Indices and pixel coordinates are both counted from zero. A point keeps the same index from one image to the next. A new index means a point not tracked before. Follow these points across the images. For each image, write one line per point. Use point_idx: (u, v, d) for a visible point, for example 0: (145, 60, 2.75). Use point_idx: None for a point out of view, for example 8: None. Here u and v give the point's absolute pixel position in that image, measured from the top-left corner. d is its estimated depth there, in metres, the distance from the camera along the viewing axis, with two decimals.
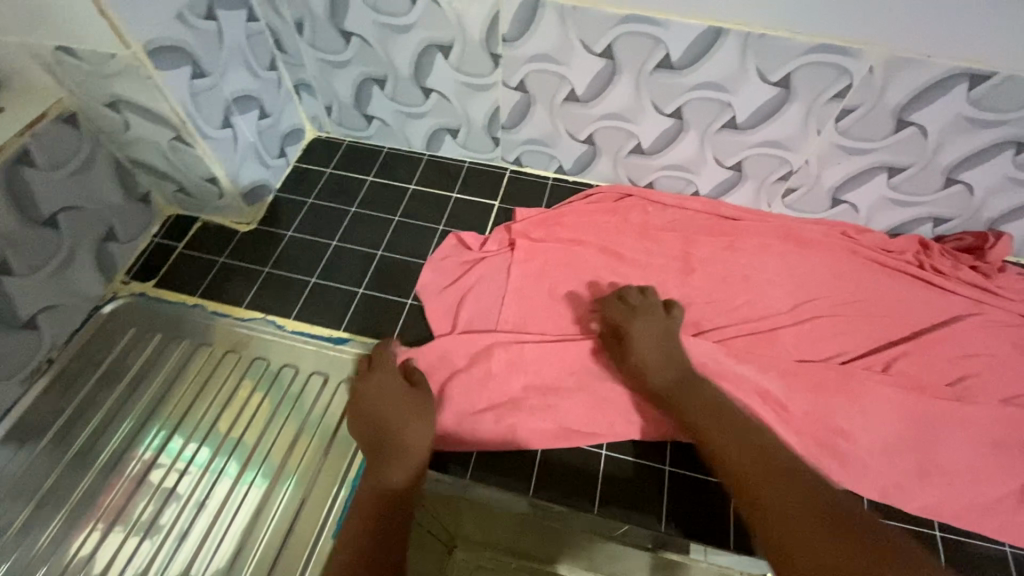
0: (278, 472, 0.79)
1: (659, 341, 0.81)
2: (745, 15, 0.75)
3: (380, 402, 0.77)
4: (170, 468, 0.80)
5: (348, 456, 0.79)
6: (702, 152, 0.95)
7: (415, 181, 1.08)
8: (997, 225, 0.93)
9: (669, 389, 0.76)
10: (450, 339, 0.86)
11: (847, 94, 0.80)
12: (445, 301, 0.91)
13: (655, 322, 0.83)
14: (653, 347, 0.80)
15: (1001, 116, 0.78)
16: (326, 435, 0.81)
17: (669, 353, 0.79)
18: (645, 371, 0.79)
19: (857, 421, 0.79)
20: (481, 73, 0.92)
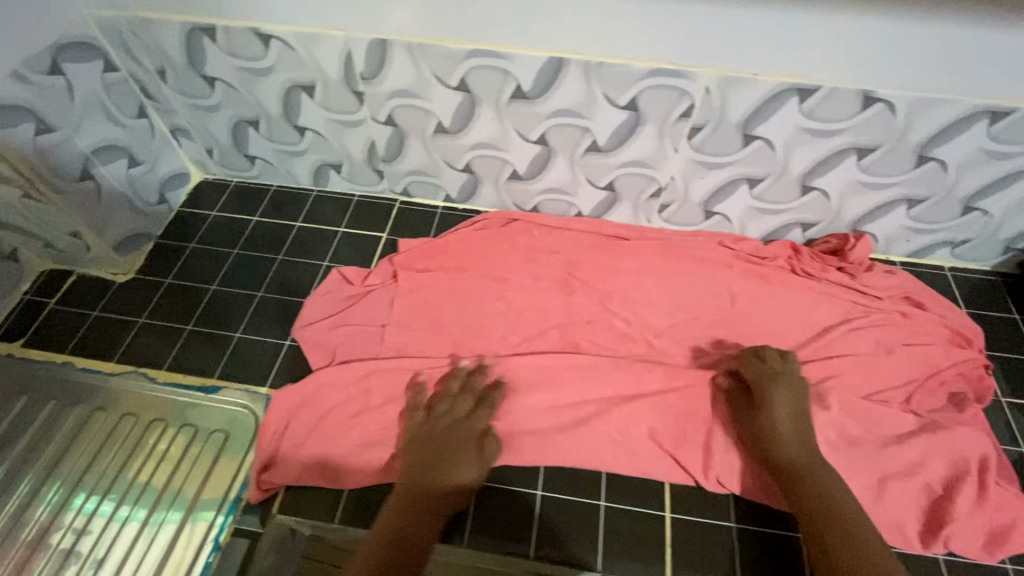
0: (150, 513, 0.77)
1: (796, 416, 0.76)
2: (580, 44, 0.78)
3: (456, 438, 0.77)
4: (34, 525, 0.76)
5: (220, 503, 0.78)
6: (574, 174, 0.98)
7: (302, 218, 1.07)
8: (859, 227, 0.97)
9: (789, 464, 0.73)
10: (324, 378, 0.85)
11: (692, 113, 0.83)
12: (324, 339, 0.90)
13: (795, 397, 0.77)
14: (791, 421, 0.75)
15: (836, 126, 0.81)
16: (198, 482, 0.79)
17: (803, 430, 0.75)
18: (769, 441, 0.75)
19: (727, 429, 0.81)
20: (349, 110, 0.93)
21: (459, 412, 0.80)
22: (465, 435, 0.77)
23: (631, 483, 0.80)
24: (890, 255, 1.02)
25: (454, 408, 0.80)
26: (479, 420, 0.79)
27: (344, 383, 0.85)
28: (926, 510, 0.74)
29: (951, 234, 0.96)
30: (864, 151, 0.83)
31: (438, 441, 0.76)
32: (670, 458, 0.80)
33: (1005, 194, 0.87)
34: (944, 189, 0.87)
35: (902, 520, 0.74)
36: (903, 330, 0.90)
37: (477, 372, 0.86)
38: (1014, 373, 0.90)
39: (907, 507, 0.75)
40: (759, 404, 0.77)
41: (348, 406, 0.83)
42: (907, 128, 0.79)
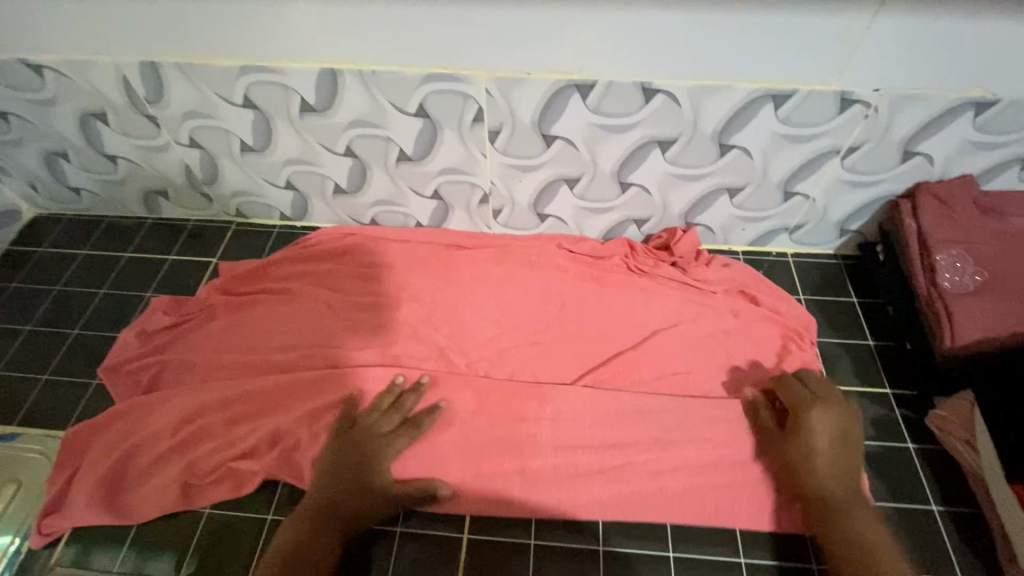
0: None
1: (843, 440, 0.71)
2: (347, 53, 0.75)
3: (374, 450, 0.74)
4: None
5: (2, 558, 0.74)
6: (397, 185, 0.94)
7: (132, 248, 1.04)
8: (690, 219, 0.95)
9: (832, 499, 0.68)
10: (122, 416, 0.81)
11: (483, 117, 0.81)
12: (132, 376, 0.86)
13: (840, 419, 0.73)
14: (836, 450, 0.70)
15: (626, 118, 0.78)
16: None
17: (847, 459, 0.70)
18: (814, 472, 0.69)
19: (537, 441, 0.77)
20: (149, 135, 0.90)
21: (381, 429, 0.76)
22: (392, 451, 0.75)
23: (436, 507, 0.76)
24: (732, 246, 0.99)
25: (376, 426, 0.76)
26: (399, 440, 0.76)
27: (138, 423, 0.80)
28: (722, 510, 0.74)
29: (782, 221, 0.93)
30: (664, 143, 0.81)
31: (347, 459, 0.73)
32: (480, 478, 0.76)
33: (818, 177, 0.85)
34: (757, 176, 0.85)
35: (697, 520, 0.74)
36: (730, 326, 0.87)
37: (282, 398, 0.81)
38: (847, 360, 0.88)
39: (704, 510, 0.74)
40: (802, 430, 0.72)
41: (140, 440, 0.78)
42: (695, 116, 0.77)
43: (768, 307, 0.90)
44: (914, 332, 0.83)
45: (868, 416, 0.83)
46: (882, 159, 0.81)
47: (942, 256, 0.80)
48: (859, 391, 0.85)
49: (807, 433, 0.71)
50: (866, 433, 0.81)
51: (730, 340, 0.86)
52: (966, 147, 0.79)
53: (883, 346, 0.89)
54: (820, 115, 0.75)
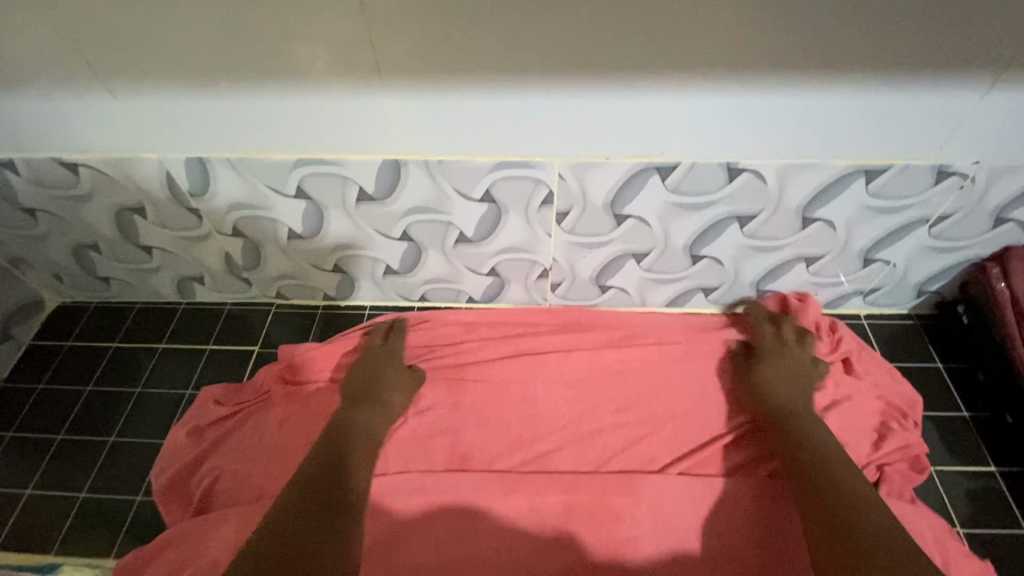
0: None
1: (794, 378, 0.78)
2: (412, 144, 0.70)
3: (388, 385, 0.82)
4: None
5: None
6: (452, 264, 0.89)
7: (166, 339, 0.98)
8: (761, 286, 0.90)
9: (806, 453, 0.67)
10: (173, 540, 0.74)
11: (553, 200, 0.76)
12: (183, 489, 0.80)
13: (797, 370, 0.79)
14: (784, 381, 0.78)
15: (706, 197, 0.74)
16: None
17: (795, 388, 0.77)
18: (763, 392, 0.78)
19: (637, 550, 0.69)
20: (189, 227, 0.84)
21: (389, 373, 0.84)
22: (379, 380, 0.82)
23: None
24: None
25: (381, 367, 0.85)
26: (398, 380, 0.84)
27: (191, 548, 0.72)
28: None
29: (858, 285, 0.89)
30: (744, 219, 0.77)
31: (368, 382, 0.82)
32: None
33: (903, 244, 0.80)
34: (838, 245, 0.81)
35: None
36: (840, 404, 0.78)
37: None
38: (939, 433, 0.84)
39: None
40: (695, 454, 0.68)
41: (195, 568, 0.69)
42: (781, 193, 0.73)
43: (865, 380, 0.83)
44: (1015, 404, 0.79)
45: (972, 495, 0.78)
46: (972, 225, 0.77)
47: None
48: (958, 469, 0.80)
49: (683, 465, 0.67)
50: (972, 517, 0.77)
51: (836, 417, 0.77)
52: None
53: (976, 416, 0.84)
54: (913, 187, 0.71)
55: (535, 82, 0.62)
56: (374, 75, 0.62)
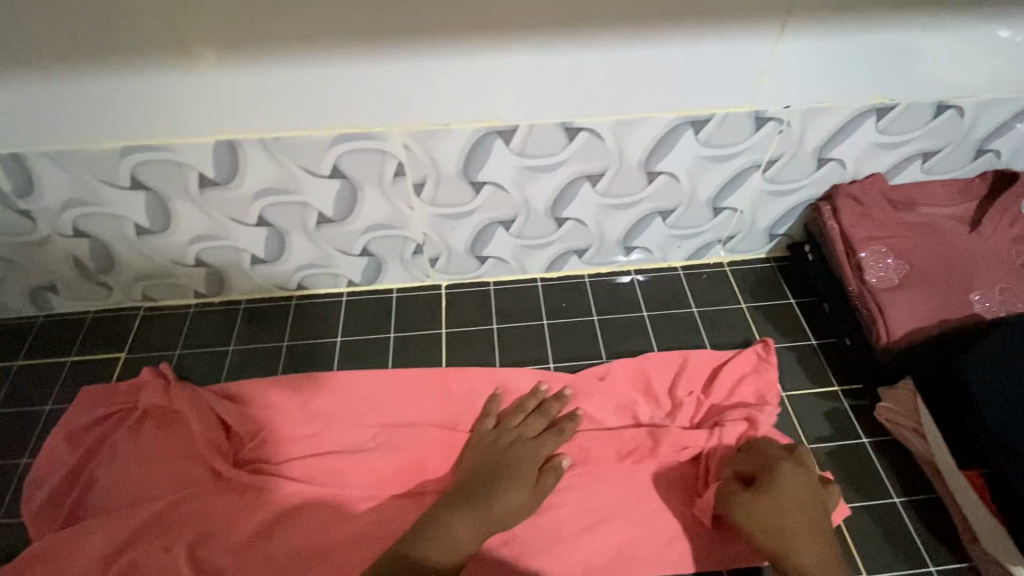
0: None
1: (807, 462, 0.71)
2: (244, 123, 0.69)
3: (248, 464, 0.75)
4: None
5: None
6: (320, 248, 0.87)
7: (22, 354, 0.91)
8: (628, 243, 0.94)
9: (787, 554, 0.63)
10: (35, 559, 0.70)
11: (405, 170, 0.76)
12: (49, 507, 0.75)
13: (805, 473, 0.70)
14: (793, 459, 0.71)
15: (552, 158, 0.76)
16: None
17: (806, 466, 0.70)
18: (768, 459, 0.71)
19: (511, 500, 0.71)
20: (23, 231, 0.79)
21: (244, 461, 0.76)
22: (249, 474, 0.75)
23: None
24: (671, 262, 1.00)
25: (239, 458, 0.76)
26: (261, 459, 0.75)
27: (62, 563, 0.70)
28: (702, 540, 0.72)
29: (716, 234, 0.94)
30: (593, 177, 0.80)
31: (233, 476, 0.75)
32: None
33: (744, 190, 0.86)
34: (686, 197, 0.85)
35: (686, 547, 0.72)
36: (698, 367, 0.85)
37: (231, 505, 0.74)
38: (796, 360, 0.90)
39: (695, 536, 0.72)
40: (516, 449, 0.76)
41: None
42: (620, 148, 0.76)
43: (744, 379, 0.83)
44: (852, 328, 0.86)
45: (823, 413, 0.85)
46: (799, 168, 0.84)
47: (866, 254, 0.83)
48: (810, 392, 0.87)
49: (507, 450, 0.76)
50: (824, 431, 0.83)
51: (694, 367, 0.85)
52: (873, 148, 0.83)
53: (825, 343, 0.92)
54: (737, 134, 0.77)
55: (353, 48, 0.62)
56: (181, 49, 0.61)
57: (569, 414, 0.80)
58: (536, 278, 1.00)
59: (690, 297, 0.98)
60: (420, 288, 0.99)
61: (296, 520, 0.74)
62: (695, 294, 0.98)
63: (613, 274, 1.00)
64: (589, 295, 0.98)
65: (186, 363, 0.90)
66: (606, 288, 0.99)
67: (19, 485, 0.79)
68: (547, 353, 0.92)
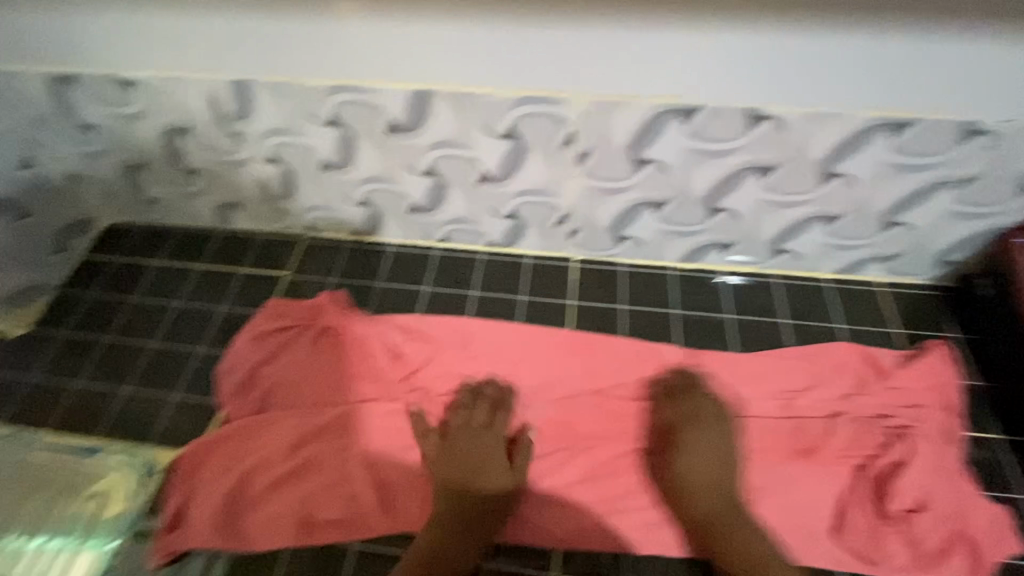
0: (26, 547, 0.73)
1: (716, 454, 0.73)
2: (443, 75, 0.73)
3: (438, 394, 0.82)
4: None
5: (91, 548, 0.74)
6: (473, 204, 0.92)
7: (205, 260, 1.04)
8: (781, 245, 0.90)
9: (705, 521, 0.69)
10: (228, 431, 0.79)
11: (576, 139, 0.77)
12: (232, 392, 0.84)
13: (710, 434, 0.75)
14: (704, 454, 0.73)
15: (728, 145, 0.75)
16: (64, 538, 0.74)
17: (718, 460, 0.73)
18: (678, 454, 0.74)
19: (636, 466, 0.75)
20: (229, 150, 0.89)
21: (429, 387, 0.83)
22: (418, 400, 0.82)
23: (546, 531, 0.71)
24: (819, 273, 0.95)
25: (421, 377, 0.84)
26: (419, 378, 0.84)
27: (237, 449, 0.78)
28: (866, 560, 0.68)
29: (877, 250, 0.89)
30: (765, 169, 0.77)
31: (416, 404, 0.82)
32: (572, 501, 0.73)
33: (927, 206, 0.80)
34: (859, 205, 0.81)
35: (812, 557, 0.68)
36: (852, 386, 0.80)
37: (388, 422, 0.80)
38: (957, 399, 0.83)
39: (829, 547, 0.69)
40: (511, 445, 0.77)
41: (242, 457, 0.77)
42: (803, 144, 0.74)
43: (898, 390, 0.78)
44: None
45: (974, 458, 0.78)
46: (994, 191, 0.77)
47: None
48: (968, 434, 0.79)
49: (465, 446, 0.76)
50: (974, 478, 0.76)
51: (840, 382, 0.80)
52: None
53: (988, 386, 0.84)
54: (936, 144, 0.72)
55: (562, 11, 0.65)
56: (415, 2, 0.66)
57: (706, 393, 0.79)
58: (671, 266, 0.98)
59: (835, 312, 0.92)
60: (554, 259, 1.01)
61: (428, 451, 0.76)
62: (841, 309, 0.93)
63: (755, 275, 0.96)
64: (725, 292, 0.95)
65: (337, 290, 0.98)
66: (745, 289, 0.95)
67: (194, 370, 0.91)
68: (677, 342, 0.90)
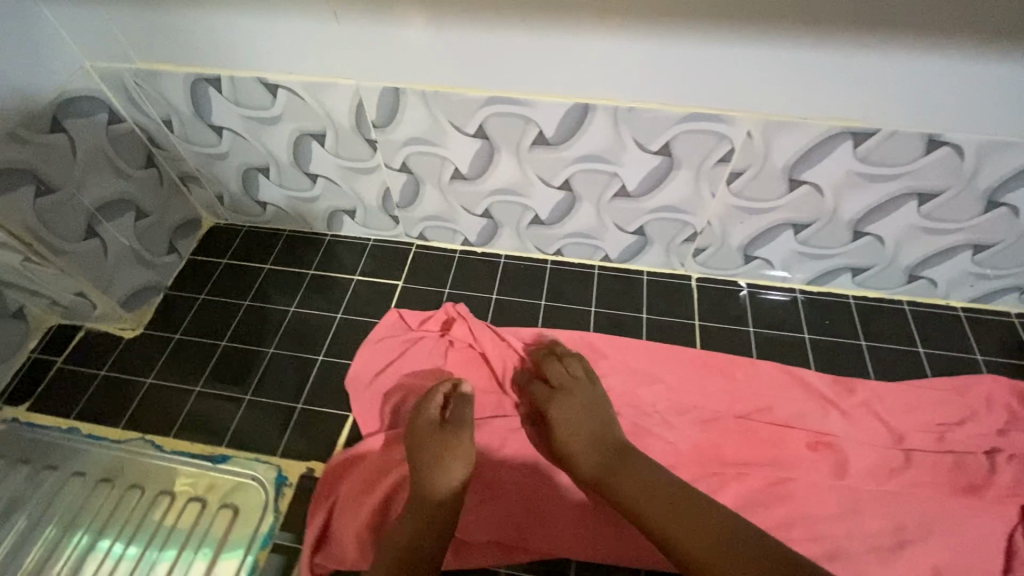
0: (175, 559, 0.74)
1: (588, 415, 0.74)
2: (609, 90, 0.71)
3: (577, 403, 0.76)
4: (68, 561, 0.75)
5: (235, 563, 0.73)
6: (602, 219, 0.91)
7: (315, 266, 1.03)
8: (917, 271, 0.88)
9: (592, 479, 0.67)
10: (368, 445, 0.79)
11: (731, 158, 0.76)
12: (366, 404, 0.84)
13: (575, 400, 0.76)
14: (575, 414, 0.74)
15: (896, 170, 0.73)
16: (208, 551, 0.74)
17: (588, 422, 0.73)
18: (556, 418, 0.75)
19: (788, 498, 0.75)
20: (361, 157, 0.88)
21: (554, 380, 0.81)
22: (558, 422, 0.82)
23: None
24: (950, 300, 0.93)
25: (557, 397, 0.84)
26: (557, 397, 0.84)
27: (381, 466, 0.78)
28: None
29: (1020, 280, 0.87)
30: (925, 196, 0.76)
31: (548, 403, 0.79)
32: None
33: None
34: (1016, 234, 0.79)
35: None
36: (1001, 424, 0.79)
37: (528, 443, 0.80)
38: None
39: None
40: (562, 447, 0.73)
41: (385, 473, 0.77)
42: (975, 171, 0.72)
43: None
44: None
45: None
46: None
47: None
48: None
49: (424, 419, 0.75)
50: None
51: (988, 418, 0.80)
52: None
53: None
54: None
55: (762, 30, 0.62)
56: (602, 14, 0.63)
57: (848, 426, 0.80)
58: (794, 288, 0.96)
59: (970, 341, 0.90)
60: (672, 276, 0.99)
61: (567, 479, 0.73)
62: (977, 339, 0.90)
63: (881, 301, 0.95)
64: (852, 317, 0.94)
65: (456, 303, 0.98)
66: (873, 314, 0.94)
67: (316, 378, 0.89)
68: (810, 367, 0.88)
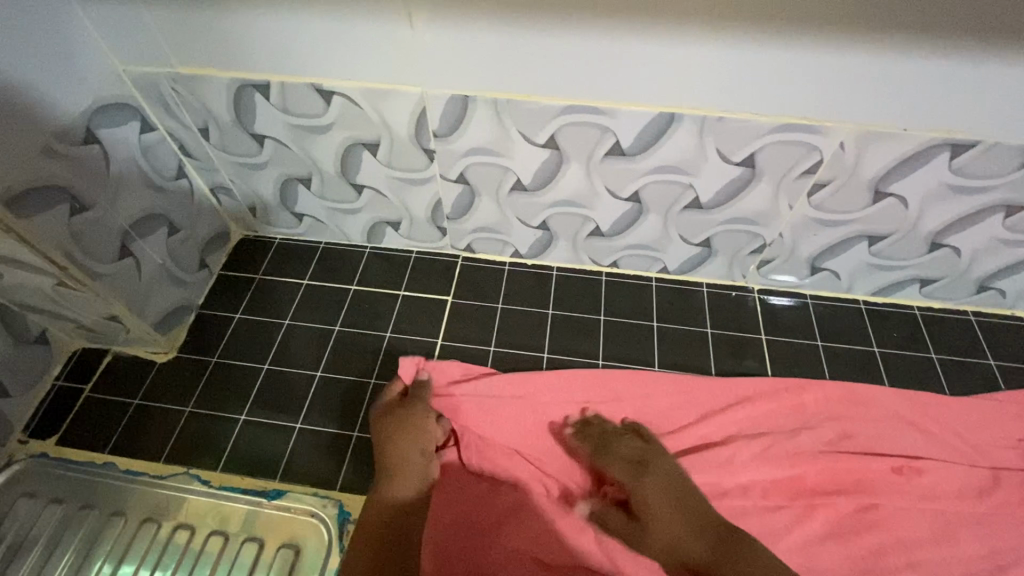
0: None
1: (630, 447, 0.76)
2: (699, 99, 0.67)
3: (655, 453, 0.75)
4: None
5: None
6: (667, 230, 0.87)
7: (357, 281, 0.97)
8: (988, 282, 0.86)
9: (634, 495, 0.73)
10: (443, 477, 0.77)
11: (818, 169, 0.72)
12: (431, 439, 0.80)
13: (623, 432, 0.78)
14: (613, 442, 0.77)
15: (989, 182, 0.71)
16: None
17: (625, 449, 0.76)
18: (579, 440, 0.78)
19: (878, 523, 0.72)
20: (416, 167, 0.82)
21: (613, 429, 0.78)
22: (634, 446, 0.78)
23: None
24: (1016, 310, 0.91)
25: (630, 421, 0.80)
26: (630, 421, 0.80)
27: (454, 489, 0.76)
28: None
29: None
30: (1013, 208, 0.74)
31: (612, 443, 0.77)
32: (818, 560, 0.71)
33: None
34: None
35: None
36: None
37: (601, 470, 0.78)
38: None
39: None
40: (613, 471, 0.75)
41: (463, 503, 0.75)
42: None
43: None
44: None
45: None
46: None
47: None
48: None
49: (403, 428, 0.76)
50: None
51: None
52: None
53: None
54: None
55: (878, 38, 0.58)
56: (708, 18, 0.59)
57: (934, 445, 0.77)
58: (857, 299, 0.94)
59: None
60: (732, 288, 0.96)
61: (628, 480, 0.73)
62: None
63: (947, 311, 0.92)
64: (919, 328, 0.91)
65: (510, 319, 0.93)
66: (940, 325, 0.91)
67: (370, 404, 0.84)
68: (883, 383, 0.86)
